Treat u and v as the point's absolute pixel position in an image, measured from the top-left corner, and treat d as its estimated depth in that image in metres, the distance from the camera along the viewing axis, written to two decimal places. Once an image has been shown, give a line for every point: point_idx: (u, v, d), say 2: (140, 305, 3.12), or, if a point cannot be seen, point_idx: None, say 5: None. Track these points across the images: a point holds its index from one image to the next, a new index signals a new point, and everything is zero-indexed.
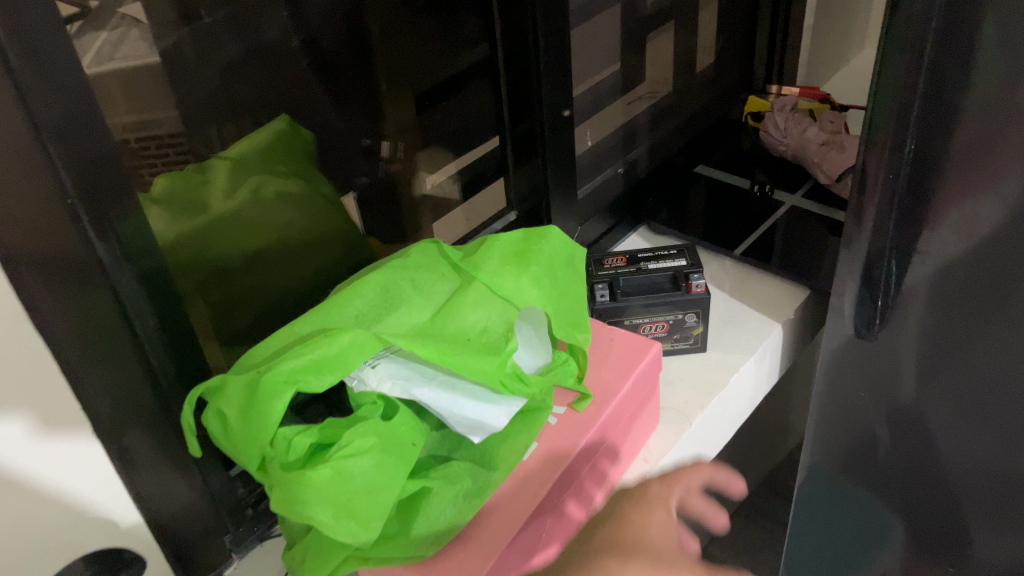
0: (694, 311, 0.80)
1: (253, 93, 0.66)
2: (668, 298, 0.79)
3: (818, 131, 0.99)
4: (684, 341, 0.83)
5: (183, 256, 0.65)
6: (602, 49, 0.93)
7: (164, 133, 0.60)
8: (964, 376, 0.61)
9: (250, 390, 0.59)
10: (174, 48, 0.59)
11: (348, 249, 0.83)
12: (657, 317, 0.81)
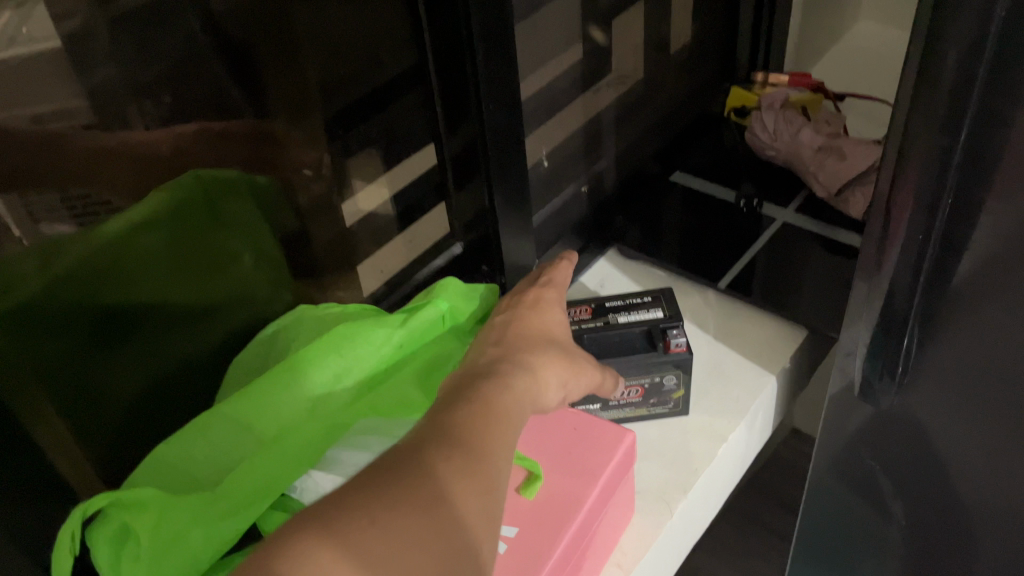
0: (674, 372, 0.67)
1: (133, 108, 0.52)
2: (642, 360, 0.66)
3: (813, 133, 0.85)
4: (662, 406, 0.71)
5: (58, 311, 0.52)
6: (556, 41, 0.77)
7: (69, 127, 0.50)
8: (998, 401, 0.58)
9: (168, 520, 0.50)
10: (83, 29, 0.48)
11: (260, 308, 0.69)
12: (630, 382, 0.68)
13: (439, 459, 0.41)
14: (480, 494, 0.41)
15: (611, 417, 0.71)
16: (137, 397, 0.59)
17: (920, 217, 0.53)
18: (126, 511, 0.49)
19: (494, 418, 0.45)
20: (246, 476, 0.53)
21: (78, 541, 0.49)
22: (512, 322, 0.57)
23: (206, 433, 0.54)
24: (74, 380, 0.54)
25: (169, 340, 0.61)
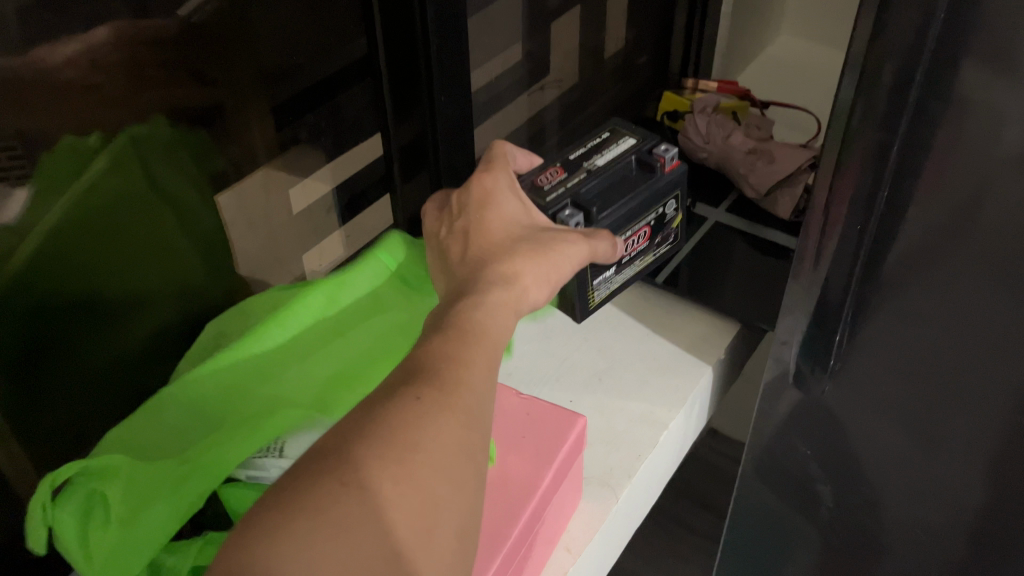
0: (675, 195, 0.69)
1: (59, 118, 0.53)
2: (652, 184, 0.67)
3: (743, 137, 0.89)
4: (665, 244, 0.73)
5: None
6: (503, 38, 0.79)
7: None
8: (922, 387, 0.61)
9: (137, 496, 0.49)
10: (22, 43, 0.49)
11: (193, 295, 0.69)
12: (639, 226, 0.68)
13: (412, 405, 0.41)
14: (460, 426, 0.41)
15: (625, 280, 0.71)
16: (67, 390, 0.60)
17: (858, 210, 0.56)
18: (93, 480, 0.49)
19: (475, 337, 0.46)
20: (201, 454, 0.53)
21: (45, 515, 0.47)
22: (470, 231, 0.56)
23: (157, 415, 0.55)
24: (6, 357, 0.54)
25: (102, 335, 0.61)
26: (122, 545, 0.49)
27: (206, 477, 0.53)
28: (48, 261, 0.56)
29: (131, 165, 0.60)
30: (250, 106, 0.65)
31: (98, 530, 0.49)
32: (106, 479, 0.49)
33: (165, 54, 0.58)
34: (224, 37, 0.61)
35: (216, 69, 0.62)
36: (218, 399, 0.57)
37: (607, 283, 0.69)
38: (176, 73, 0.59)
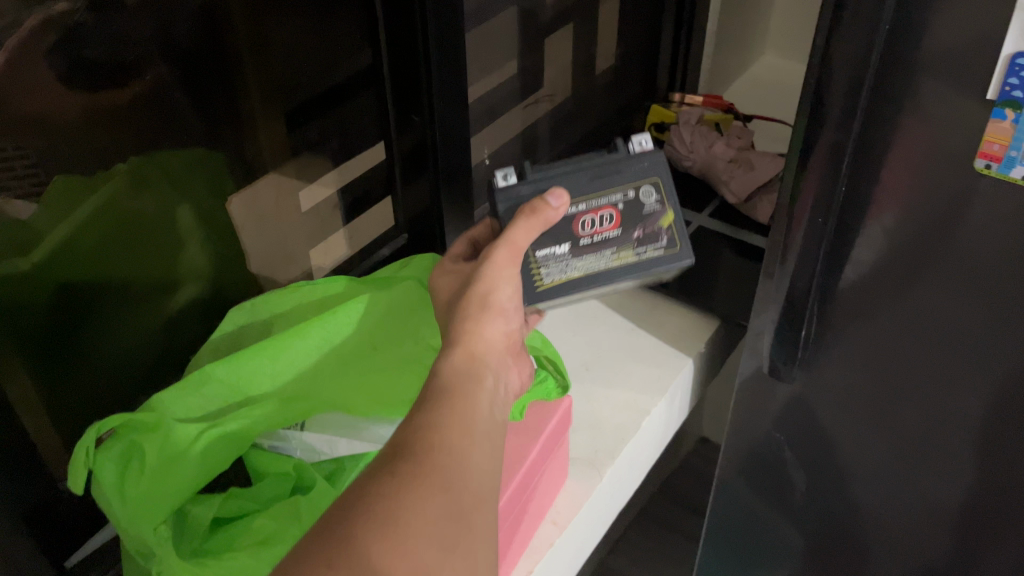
0: (648, 181, 0.66)
1: (95, 121, 0.58)
2: (614, 166, 0.66)
3: (725, 147, 0.94)
4: (654, 246, 0.66)
5: (35, 292, 0.58)
6: (498, 52, 0.86)
7: (37, 153, 0.55)
8: (882, 373, 0.66)
9: (166, 458, 0.49)
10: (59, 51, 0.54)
11: (216, 289, 0.74)
12: (599, 202, 0.65)
13: (387, 486, 0.40)
14: (453, 477, 0.42)
15: (587, 271, 0.65)
16: (94, 375, 0.64)
17: (820, 206, 0.61)
18: (136, 432, 0.49)
19: (462, 376, 0.48)
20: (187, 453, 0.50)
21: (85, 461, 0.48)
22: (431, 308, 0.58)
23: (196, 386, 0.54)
24: (39, 343, 0.59)
25: (124, 319, 0.65)
26: (150, 496, 0.48)
27: (216, 449, 0.51)
28: (69, 245, 0.60)
29: (160, 168, 0.64)
30: (262, 111, 0.70)
31: (133, 478, 0.49)
32: (147, 433, 0.49)
33: (196, 54, 0.63)
34: (245, 46, 0.66)
35: (239, 77, 0.67)
36: (241, 382, 0.55)
37: (558, 261, 0.65)
38: (203, 75, 0.64)
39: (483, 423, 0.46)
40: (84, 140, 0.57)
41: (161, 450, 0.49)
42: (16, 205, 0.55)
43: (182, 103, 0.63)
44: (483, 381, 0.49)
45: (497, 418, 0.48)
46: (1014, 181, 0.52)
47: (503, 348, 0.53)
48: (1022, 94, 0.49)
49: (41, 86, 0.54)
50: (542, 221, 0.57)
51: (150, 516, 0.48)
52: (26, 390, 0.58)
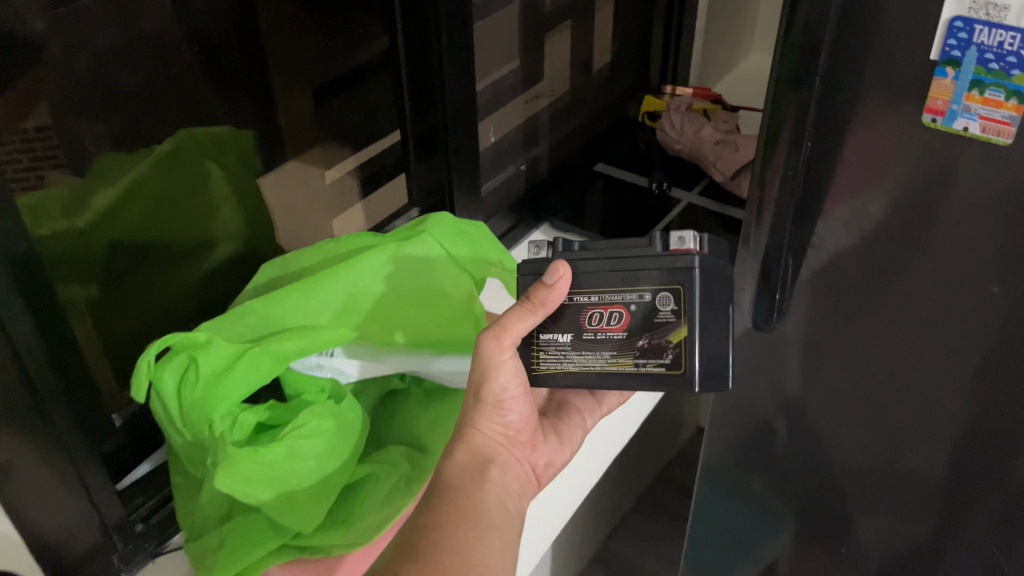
0: (669, 287, 0.53)
1: (137, 101, 0.65)
2: (639, 260, 0.54)
3: (712, 130, 1.02)
4: (656, 361, 0.53)
5: (86, 248, 0.65)
6: (500, 44, 0.94)
7: (84, 132, 0.61)
8: None
9: (217, 370, 0.56)
10: (113, 41, 0.61)
11: (247, 250, 0.81)
12: (613, 297, 0.54)
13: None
14: (470, 541, 0.53)
15: (583, 366, 0.55)
16: (138, 319, 0.71)
17: None
18: (190, 348, 0.57)
19: (465, 474, 0.56)
20: (241, 369, 0.56)
21: (148, 368, 0.56)
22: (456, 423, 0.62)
23: (241, 317, 0.62)
24: (90, 290, 0.66)
25: (165, 272, 0.73)
26: (204, 398, 0.55)
27: (258, 369, 0.57)
28: (121, 202, 0.67)
29: (193, 143, 0.71)
30: (292, 86, 0.78)
31: (189, 384, 0.56)
32: (199, 348, 0.56)
33: (235, 29, 0.70)
34: (274, 31, 0.74)
35: (268, 59, 0.74)
36: (279, 314, 0.62)
37: (558, 349, 0.56)
38: (240, 50, 0.72)
39: (491, 510, 0.55)
40: (138, 102, 0.65)
41: (212, 363, 0.56)
42: (68, 175, 0.62)
43: (221, 74, 0.71)
44: (487, 476, 0.57)
45: (506, 504, 0.57)
46: (956, 132, 0.56)
47: (502, 442, 0.59)
48: (960, 54, 0.54)
49: (98, 63, 0.60)
50: (540, 307, 0.54)
51: (203, 414, 0.55)
52: (84, 327, 0.65)
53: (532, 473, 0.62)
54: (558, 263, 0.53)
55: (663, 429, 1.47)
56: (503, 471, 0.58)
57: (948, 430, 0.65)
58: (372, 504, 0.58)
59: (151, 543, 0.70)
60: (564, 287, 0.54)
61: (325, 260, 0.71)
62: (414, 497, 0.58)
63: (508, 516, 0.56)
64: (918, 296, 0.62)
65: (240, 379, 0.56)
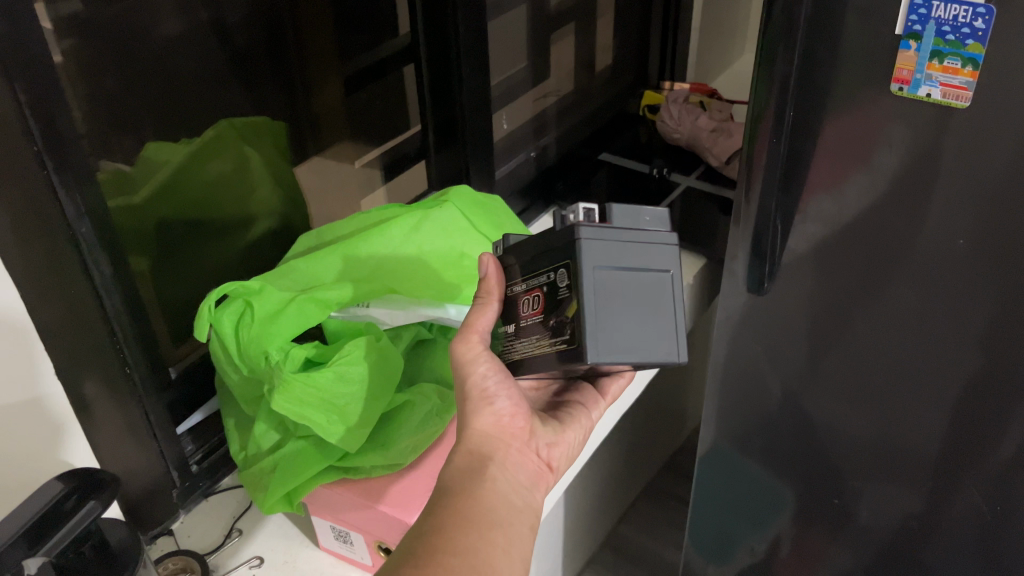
0: (564, 261, 0.52)
1: (196, 86, 0.72)
2: (546, 242, 0.54)
3: (707, 119, 1.12)
4: (561, 339, 0.52)
5: (150, 218, 0.72)
6: (513, 41, 1.02)
7: (151, 113, 0.69)
8: None
9: (268, 314, 0.67)
10: (177, 32, 0.69)
11: (284, 225, 0.89)
12: (533, 281, 0.55)
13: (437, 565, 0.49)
14: (474, 544, 0.51)
15: (524, 355, 0.57)
16: (194, 284, 0.79)
17: None
18: (245, 294, 0.67)
19: (463, 477, 0.56)
20: (286, 314, 0.67)
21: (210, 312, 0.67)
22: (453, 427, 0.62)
23: (287, 271, 0.72)
24: (151, 255, 0.73)
25: (216, 242, 0.81)
26: (258, 336, 0.66)
27: (303, 314, 0.68)
28: (174, 178, 0.74)
29: (241, 126, 0.78)
30: (327, 74, 0.86)
31: (245, 325, 0.67)
32: (253, 294, 0.67)
33: (275, 18, 0.78)
34: (309, 25, 0.82)
35: (305, 49, 0.83)
36: (320, 270, 0.73)
37: (509, 341, 0.59)
38: (281, 38, 0.80)
39: (496, 508, 0.54)
40: (197, 83, 0.72)
41: (265, 307, 0.67)
42: (136, 150, 0.68)
43: (265, 60, 0.78)
44: (488, 475, 0.56)
45: (513, 500, 0.56)
46: (920, 98, 0.64)
47: (499, 434, 0.58)
48: (920, 28, 0.62)
49: (165, 51, 0.68)
50: (488, 297, 0.59)
51: (258, 349, 0.66)
52: (148, 287, 0.73)
53: (540, 460, 0.60)
54: (483, 255, 0.59)
55: (671, 414, 1.54)
56: (505, 466, 0.57)
57: (936, 359, 0.73)
58: (406, 430, 0.70)
59: (204, 483, 0.79)
60: (496, 278, 0.59)
61: (358, 226, 0.79)
62: (443, 425, 0.70)
63: (515, 511, 0.55)
64: (896, 239, 0.71)
65: (287, 322, 0.67)
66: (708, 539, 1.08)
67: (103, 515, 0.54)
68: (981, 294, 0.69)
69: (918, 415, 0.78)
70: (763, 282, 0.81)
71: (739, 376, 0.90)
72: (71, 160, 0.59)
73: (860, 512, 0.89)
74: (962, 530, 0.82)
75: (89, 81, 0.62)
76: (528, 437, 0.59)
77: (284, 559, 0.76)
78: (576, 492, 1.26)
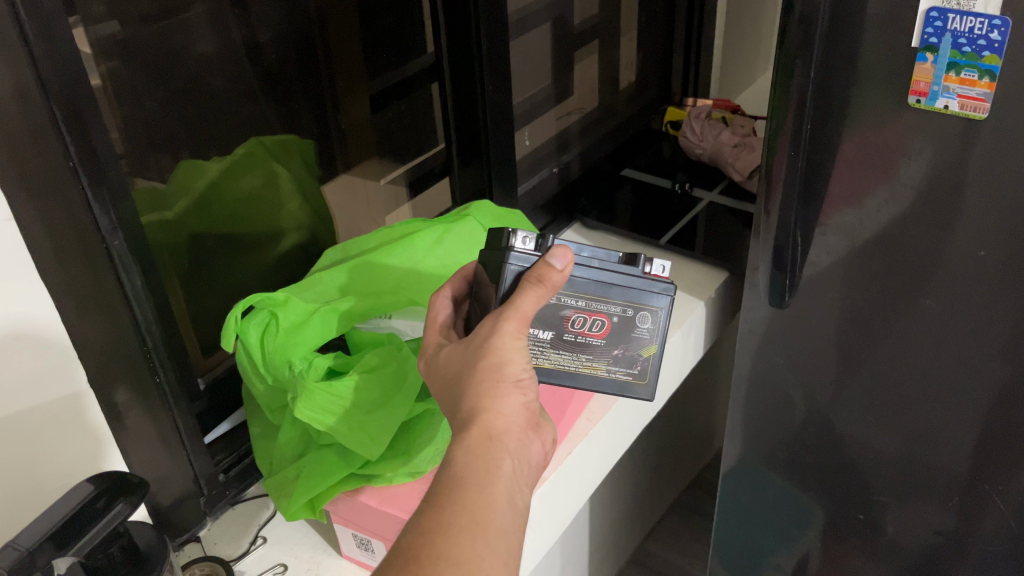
0: (649, 308, 0.66)
1: (228, 103, 0.74)
2: (629, 280, 0.65)
3: (730, 135, 1.13)
4: (625, 369, 0.68)
5: (184, 231, 0.74)
6: (537, 60, 1.04)
7: (184, 130, 0.71)
8: None
9: (294, 326, 0.70)
10: (209, 52, 0.71)
11: (313, 238, 0.91)
12: (598, 307, 0.65)
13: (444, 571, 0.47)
14: (482, 555, 0.49)
15: (556, 364, 0.67)
16: (226, 296, 0.81)
17: None
18: (272, 304, 0.70)
19: (480, 463, 0.54)
20: (310, 327, 0.70)
21: (239, 319, 0.69)
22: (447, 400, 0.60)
23: (313, 284, 0.75)
24: (179, 270, 0.75)
25: (250, 256, 0.83)
26: (283, 346, 0.69)
27: (325, 327, 0.71)
28: (206, 195, 0.76)
29: (272, 143, 0.81)
30: (355, 92, 0.88)
31: (272, 334, 0.69)
32: (281, 305, 0.70)
33: (306, 39, 0.80)
34: (337, 45, 0.84)
35: (333, 69, 0.85)
36: (349, 283, 0.75)
37: (535, 344, 0.66)
38: (312, 57, 0.82)
39: (503, 510, 0.52)
40: (230, 102, 0.74)
41: (290, 317, 0.70)
42: (169, 167, 0.71)
43: (297, 80, 0.81)
44: (500, 467, 0.54)
45: (518, 499, 0.54)
46: (938, 110, 0.64)
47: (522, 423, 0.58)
48: (936, 41, 0.62)
49: (196, 70, 0.70)
50: (549, 287, 0.60)
51: (284, 360, 0.69)
52: (178, 299, 0.75)
53: (543, 456, 0.60)
54: (565, 248, 0.61)
55: (697, 431, 1.53)
56: (519, 457, 0.56)
57: (964, 369, 0.73)
58: (427, 438, 0.71)
59: (230, 492, 0.81)
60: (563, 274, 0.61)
61: (381, 237, 0.81)
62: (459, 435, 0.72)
63: (518, 513, 0.54)
64: (919, 250, 0.71)
65: (308, 337, 0.70)
66: (734, 555, 1.08)
67: (131, 517, 0.55)
68: (1007, 303, 0.69)
69: (944, 428, 0.78)
70: (785, 296, 0.81)
71: (763, 389, 0.90)
72: (106, 176, 0.61)
73: (887, 525, 0.88)
74: (993, 543, 0.82)
75: (122, 101, 0.65)
76: (539, 431, 0.60)
77: (307, 568, 0.77)
78: (602, 507, 1.26)
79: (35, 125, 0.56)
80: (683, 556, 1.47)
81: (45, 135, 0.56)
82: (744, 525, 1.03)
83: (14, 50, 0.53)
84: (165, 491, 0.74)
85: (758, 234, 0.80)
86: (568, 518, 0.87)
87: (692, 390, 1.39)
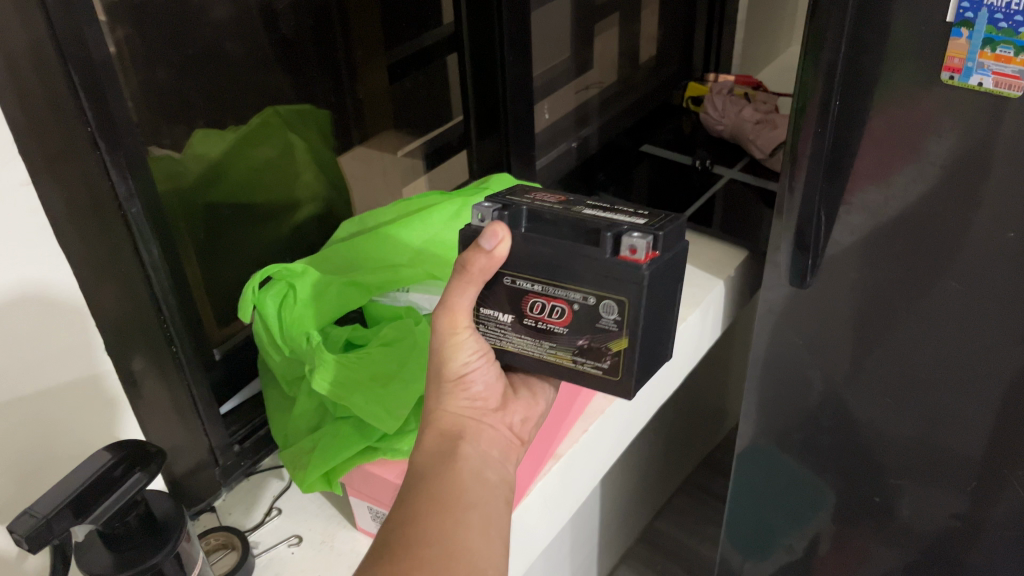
0: (615, 298, 0.56)
1: (240, 70, 0.73)
2: (589, 263, 0.56)
3: (752, 111, 1.12)
4: (594, 362, 0.59)
5: (199, 199, 0.74)
6: (559, 31, 1.02)
7: (199, 97, 0.70)
8: None
9: (311, 299, 0.70)
10: (225, 16, 0.70)
11: (328, 211, 0.91)
12: (556, 293, 0.58)
13: (433, 554, 0.51)
14: (455, 530, 0.53)
15: (523, 348, 0.62)
16: (242, 267, 0.80)
17: None
18: (290, 275, 0.69)
19: (438, 454, 0.59)
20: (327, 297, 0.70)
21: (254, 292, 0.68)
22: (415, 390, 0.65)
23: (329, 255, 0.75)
24: (192, 242, 0.74)
25: (266, 230, 0.83)
26: (298, 317, 0.69)
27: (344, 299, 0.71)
28: (221, 164, 0.75)
29: (288, 111, 0.80)
30: (372, 62, 0.87)
31: (289, 305, 0.69)
32: (300, 277, 0.69)
33: (323, 6, 0.79)
34: (355, 12, 0.83)
35: (351, 37, 0.83)
36: (366, 253, 0.75)
37: (497, 326, 0.62)
38: (328, 27, 0.80)
39: (471, 486, 0.57)
40: (244, 69, 0.73)
41: (308, 289, 0.70)
42: (184, 134, 0.70)
43: (312, 49, 0.80)
44: (461, 453, 0.59)
45: (487, 475, 0.59)
46: (971, 87, 0.63)
47: (473, 415, 0.62)
48: (973, 16, 0.60)
49: (212, 34, 0.69)
50: (478, 273, 0.57)
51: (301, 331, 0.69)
52: (195, 269, 0.74)
53: (511, 433, 0.64)
54: (490, 230, 0.55)
55: (710, 411, 1.52)
56: (478, 444, 0.60)
57: (986, 350, 0.72)
58: None
59: (245, 463, 0.82)
60: (493, 259, 0.57)
61: (387, 209, 0.80)
62: None
63: (487, 486, 0.58)
64: (945, 230, 0.70)
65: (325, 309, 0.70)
66: (745, 533, 1.07)
67: (148, 486, 0.55)
68: None
69: (964, 412, 0.77)
70: (806, 276, 0.80)
71: (780, 369, 0.89)
72: (123, 141, 0.60)
73: (901, 508, 0.88)
74: (1008, 529, 0.81)
75: (136, 65, 0.64)
76: (500, 413, 0.64)
77: (322, 539, 0.76)
78: (613, 485, 1.25)
79: (51, 88, 0.55)
80: (692, 536, 1.47)
81: (60, 98, 0.55)
82: (756, 505, 1.03)
83: (30, 11, 0.52)
84: (180, 460, 0.74)
85: (781, 212, 0.79)
86: (586, 493, 0.87)
87: (705, 370, 1.38)
